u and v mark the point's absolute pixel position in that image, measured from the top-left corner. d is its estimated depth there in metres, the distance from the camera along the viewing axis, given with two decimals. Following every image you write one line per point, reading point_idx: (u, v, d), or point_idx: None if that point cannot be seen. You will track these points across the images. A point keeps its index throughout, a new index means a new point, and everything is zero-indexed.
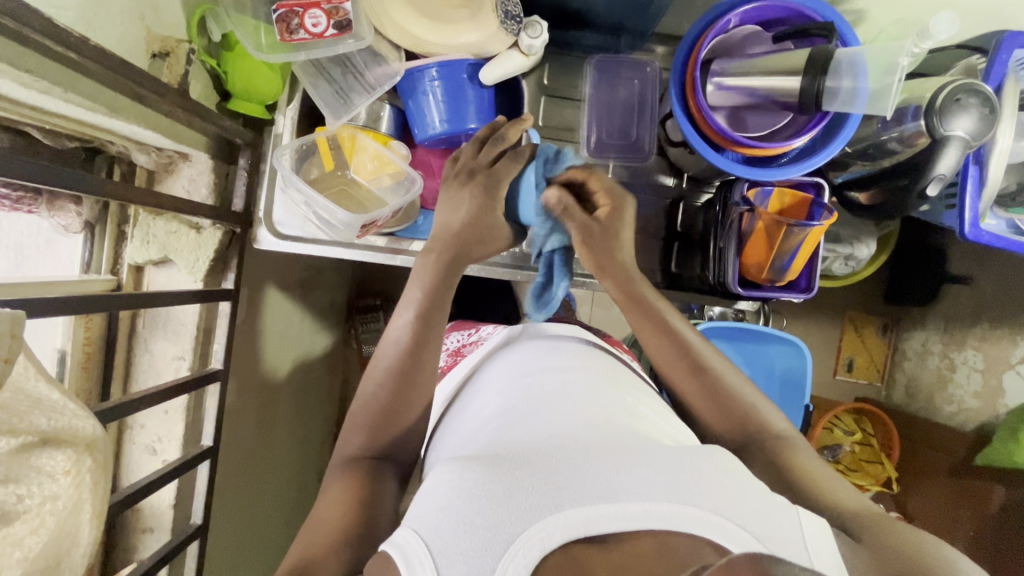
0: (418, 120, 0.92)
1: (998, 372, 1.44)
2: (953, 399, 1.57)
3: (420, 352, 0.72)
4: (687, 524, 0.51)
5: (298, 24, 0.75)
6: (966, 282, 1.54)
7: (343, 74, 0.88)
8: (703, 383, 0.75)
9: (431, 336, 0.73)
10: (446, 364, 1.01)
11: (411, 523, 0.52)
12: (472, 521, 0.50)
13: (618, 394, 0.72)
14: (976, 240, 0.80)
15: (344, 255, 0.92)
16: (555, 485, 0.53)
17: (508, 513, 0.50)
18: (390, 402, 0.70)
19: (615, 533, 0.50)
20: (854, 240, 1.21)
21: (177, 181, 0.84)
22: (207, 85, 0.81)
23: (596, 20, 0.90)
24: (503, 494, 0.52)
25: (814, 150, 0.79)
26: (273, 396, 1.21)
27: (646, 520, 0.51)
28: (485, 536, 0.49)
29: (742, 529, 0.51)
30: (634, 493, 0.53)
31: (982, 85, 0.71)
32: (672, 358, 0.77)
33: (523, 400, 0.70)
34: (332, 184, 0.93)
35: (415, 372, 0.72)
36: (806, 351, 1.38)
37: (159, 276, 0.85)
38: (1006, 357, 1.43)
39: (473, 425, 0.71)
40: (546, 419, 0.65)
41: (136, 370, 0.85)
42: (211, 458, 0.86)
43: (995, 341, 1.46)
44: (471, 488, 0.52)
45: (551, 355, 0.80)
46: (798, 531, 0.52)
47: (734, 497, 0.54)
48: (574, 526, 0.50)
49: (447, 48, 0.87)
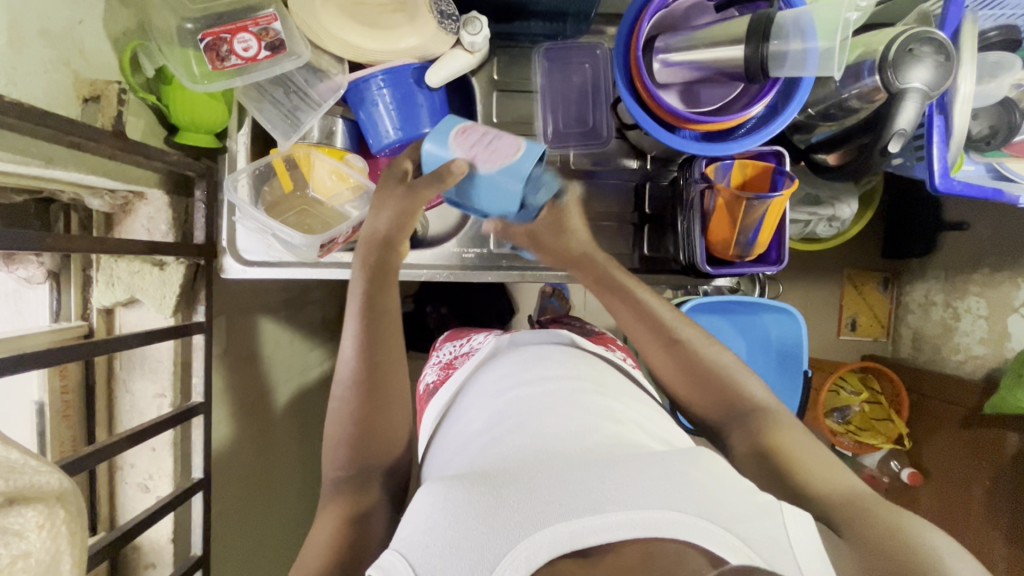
0: (371, 130, 0.90)
1: (1002, 317, 1.41)
2: (959, 348, 1.54)
3: (375, 367, 0.71)
4: (673, 531, 0.50)
5: (228, 50, 0.75)
6: (963, 228, 1.49)
7: (288, 95, 0.87)
8: (693, 373, 0.75)
9: (381, 342, 0.72)
10: (438, 377, 0.98)
11: (398, 547, 0.51)
12: (459, 542, 0.49)
13: (603, 401, 0.71)
14: (948, 190, 0.78)
15: (313, 274, 0.91)
16: (541, 501, 0.52)
17: (494, 533, 0.50)
18: (357, 417, 0.69)
19: (601, 544, 0.50)
20: (835, 201, 1.18)
21: (136, 221, 0.84)
22: (151, 121, 0.80)
23: (540, 8, 0.88)
24: (489, 514, 0.51)
25: (772, 117, 0.76)
26: (268, 419, 1.21)
27: (632, 530, 0.50)
28: (471, 556, 0.49)
29: (727, 532, 0.50)
30: (618, 503, 0.52)
31: (933, 33, 0.69)
32: (654, 343, 0.78)
33: (510, 413, 0.70)
34: (292, 205, 0.92)
35: (374, 382, 0.70)
36: (800, 317, 1.36)
37: (129, 316, 0.85)
38: (1009, 301, 1.40)
39: (461, 443, 0.70)
40: (534, 432, 0.65)
41: (120, 412, 0.86)
42: (203, 490, 0.87)
43: (996, 286, 1.43)
44: (457, 508, 0.52)
45: (537, 365, 0.79)
46: (782, 531, 0.52)
47: (719, 500, 0.54)
48: (560, 541, 0.49)
49: (389, 56, 0.85)
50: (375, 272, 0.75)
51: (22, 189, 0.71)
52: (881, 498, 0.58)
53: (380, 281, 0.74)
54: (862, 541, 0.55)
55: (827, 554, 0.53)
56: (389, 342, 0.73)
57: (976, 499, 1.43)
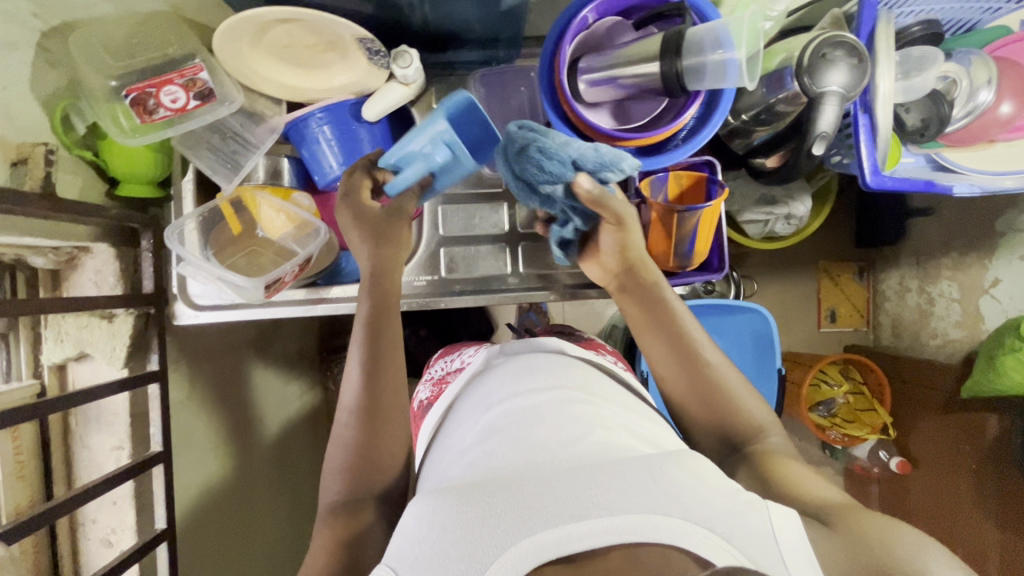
0: (315, 167, 0.90)
1: (974, 300, 1.43)
2: (937, 332, 1.54)
3: (378, 391, 0.70)
4: (658, 533, 0.50)
5: (156, 103, 0.75)
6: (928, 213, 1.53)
7: (225, 140, 0.87)
8: (696, 382, 0.71)
9: (384, 382, 0.70)
10: (432, 394, 0.99)
11: (390, 562, 0.52)
12: (447, 553, 0.50)
13: (594, 408, 0.69)
14: (880, 187, 0.79)
15: (267, 314, 0.92)
16: (528, 507, 0.52)
17: (480, 543, 0.50)
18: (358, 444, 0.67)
19: (588, 550, 0.49)
20: (789, 199, 1.18)
21: (83, 275, 0.85)
22: (91, 177, 0.82)
23: (471, 35, 0.89)
24: (476, 524, 0.51)
25: (699, 128, 0.78)
26: (243, 459, 1.21)
27: (618, 534, 0.50)
28: (458, 566, 0.49)
29: (711, 532, 0.50)
30: (604, 508, 0.51)
31: (845, 36, 0.70)
32: (657, 339, 0.75)
33: (501, 421, 0.69)
34: (241, 246, 0.92)
35: (376, 410, 0.69)
36: (771, 316, 1.36)
37: (82, 371, 0.85)
38: (979, 283, 1.42)
39: (454, 454, 0.70)
40: (523, 440, 0.64)
41: (79, 467, 0.86)
42: (168, 540, 0.87)
43: (966, 268, 1.45)
44: (445, 520, 0.52)
45: (527, 373, 0.78)
46: (769, 529, 0.51)
47: (705, 501, 0.53)
48: (547, 548, 0.49)
49: (325, 93, 0.87)
50: (375, 314, 0.73)
51: None
52: (830, 507, 0.57)
53: (381, 320, 0.73)
54: (818, 540, 0.53)
55: (817, 556, 0.51)
56: (394, 371, 0.71)
57: (964, 485, 1.43)
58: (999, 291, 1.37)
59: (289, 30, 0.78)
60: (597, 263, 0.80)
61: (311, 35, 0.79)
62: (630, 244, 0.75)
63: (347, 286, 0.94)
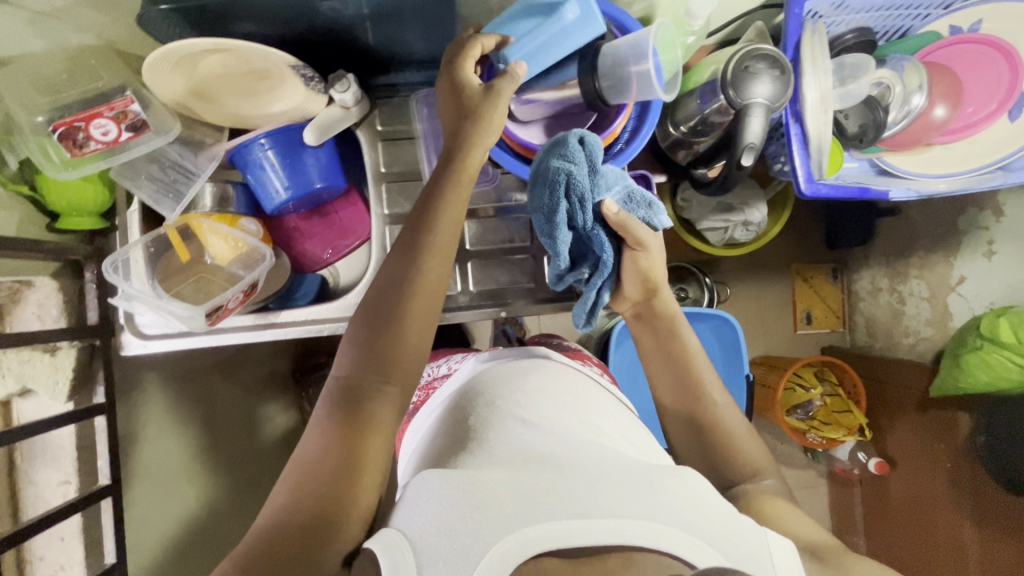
0: (262, 192, 0.91)
1: (942, 297, 1.44)
2: (909, 331, 1.55)
3: (408, 323, 0.64)
4: (657, 540, 0.53)
5: (85, 137, 0.75)
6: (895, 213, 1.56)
7: (164, 169, 0.86)
8: (694, 413, 0.76)
9: (400, 316, 0.64)
10: (417, 400, 0.91)
11: (399, 532, 0.55)
12: (456, 531, 0.53)
13: (596, 422, 0.72)
14: (815, 195, 0.79)
15: (217, 341, 0.91)
16: (533, 501, 0.55)
17: (488, 526, 0.53)
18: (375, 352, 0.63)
19: (587, 545, 0.53)
20: (744, 206, 1.20)
21: (25, 309, 0.85)
22: (29, 212, 0.81)
23: (411, 57, 0.90)
24: (481, 508, 0.55)
25: (631, 141, 0.78)
26: (209, 486, 1.19)
27: (616, 535, 0.53)
28: (463, 543, 0.52)
29: (708, 544, 0.54)
30: (605, 510, 0.55)
31: (765, 49, 0.71)
32: (657, 361, 0.80)
33: (500, 414, 0.72)
34: (189, 274, 0.92)
35: (396, 333, 0.63)
36: (737, 322, 1.36)
37: (27, 407, 0.84)
38: (947, 281, 1.42)
39: (453, 442, 0.72)
40: (527, 441, 0.66)
41: (25, 503, 0.85)
42: (119, 573, 0.85)
43: (932, 267, 1.46)
44: (454, 501, 0.56)
45: (526, 368, 0.80)
46: (761, 550, 0.55)
47: (703, 516, 0.57)
48: (547, 538, 0.53)
49: (264, 119, 0.86)
50: (408, 231, 0.65)
51: None
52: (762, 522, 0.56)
53: (410, 240, 0.65)
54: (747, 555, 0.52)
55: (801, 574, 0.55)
56: (412, 309, 0.64)
57: (943, 484, 1.42)
58: (965, 288, 1.37)
59: (220, 59, 0.78)
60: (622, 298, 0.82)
61: (244, 65, 0.79)
62: (651, 272, 0.77)
63: (297, 310, 0.94)
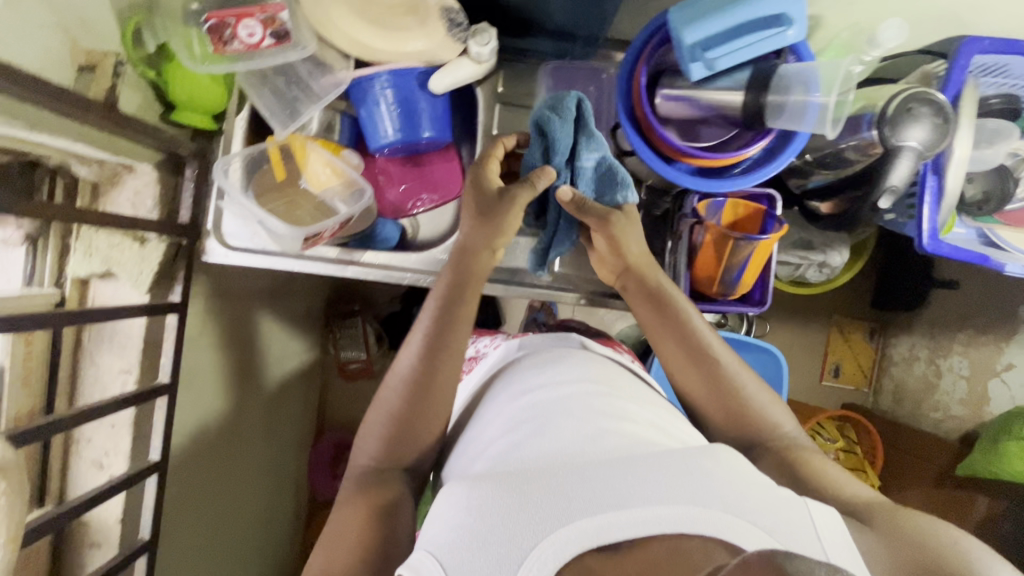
0: (370, 129, 0.91)
1: (983, 380, 1.41)
2: (939, 406, 1.53)
3: (437, 373, 0.71)
4: (699, 525, 0.50)
5: (232, 35, 0.75)
6: (952, 285, 1.50)
7: (289, 85, 0.85)
8: (709, 378, 0.74)
9: (444, 354, 0.72)
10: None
11: (427, 546, 0.52)
12: (485, 538, 0.50)
13: (620, 402, 0.70)
14: (936, 252, 0.78)
15: (296, 267, 0.91)
16: (565, 497, 0.52)
17: (520, 530, 0.50)
18: (400, 413, 0.70)
19: (629, 540, 0.49)
20: (827, 247, 1.18)
21: (121, 194, 0.82)
22: (148, 96, 0.80)
23: (550, 26, 0.88)
24: (515, 511, 0.51)
25: (766, 161, 0.76)
26: (242, 406, 1.20)
27: (659, 524, 0.50)
28: (498, 553, 0.49)
29: (753, 525, 0.50)
30: (642, 500, 0.52)
31: (934, 94, 0.69)
32: (664, 332, 0.76)
33: (527, 414, 0.68)
34: (283, 194, 0.93)
35: (431, 385, 0.71)
36: (784, 361, 1.34)
37: (105, 289, 0.83)
38: (993, 364, 1.40)
39: (482, 443, 0.69)
40: (553, 434, 0.63)
41: (84, 385, 0.84)
42: (159, 473, 0.87)
43: (981, 347, 1.43)
44: (482, 505, 0.52)
45: (556, 366, 0.77)
46: (809, 523, 0.53)
47: (743, 494, 0.53)
48: (586, 535, 0.49)
49: (395, 56, 0.85)
50: (455, 285, 0.76)
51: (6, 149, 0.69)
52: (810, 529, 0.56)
53: (457, 292, 0.76)
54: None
55: (857, 550, 0.53)
56: (455, 351, 0.73)
57: None
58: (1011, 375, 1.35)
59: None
60: (602, 264, 0.83)
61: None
62: (623, 245, 0.78)
63: (380, 253, 0.93)
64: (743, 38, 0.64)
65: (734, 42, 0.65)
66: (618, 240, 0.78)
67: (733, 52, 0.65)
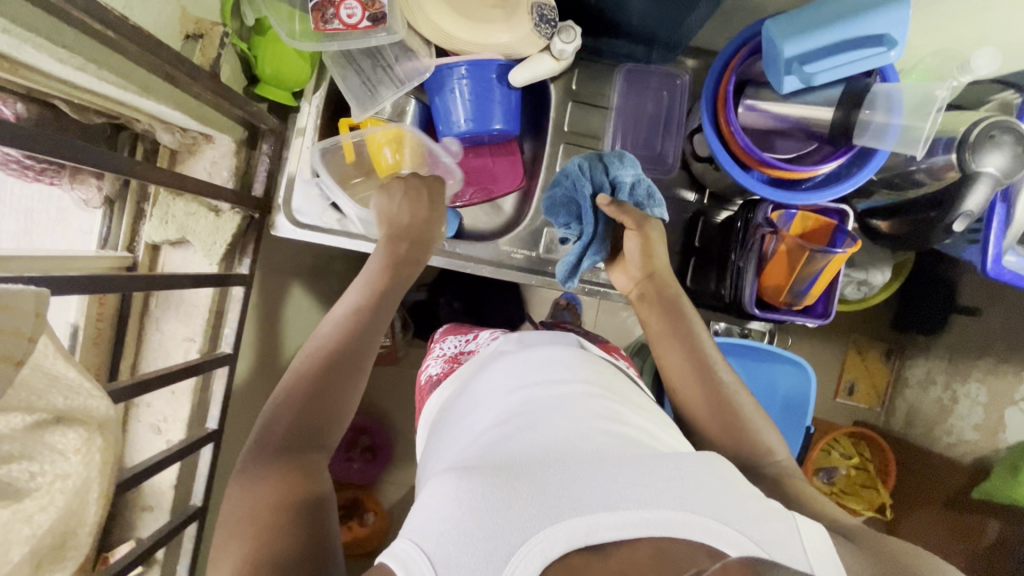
0: (444, 117, 0.92)
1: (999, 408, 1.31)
2: (952, 430, 1.44)
3: (358, 336, 0.67)
4: (687, 531, 0.49)
5: (333, 14, 0.76)
6: (975, 313, 1.40)
7: (372, 67, 0.88)
8: (706, 387, 0.74)
9: (377, 313, 0.70)
10: (441, 370, 0.93)
11: (410, 535, 0.49)
12: (473, 532, 0.47)
13: (613, 404, 0.69)
14: (998, 276, 0.80)
15: (360, 247, 0.91)
16: (555, 496, 0.51)
17: (509, 525, 0.48)
18: (320, 380, 0.62)
19: (615, 541, 0.49)
20: (869, 266, 1.18)
21: (198, 163, 0.84)
22: (236, 68, 0.81)
23: (629, 29, 0.89)
24: (504, 505, 0.49)
25: (842, 177, 0.77)
26: (277, 382, 1.20)
27: (644, 527, 0.49)
28: (485, 547, 0.46)
29: (739, 532, 0.50)
30: (632, 502, 0.51)
31: (1015, 123, 0.71)
32: (671, 338, 0.78)
33: (517, 408, 0.67)
34: (352, 175, 0.94)
35: (352, 352, 0.65)
36: (811, 372, 1.23)
37: (175, 257, 0.84)
38: (1009, 392, 1.29)
39: (469, 435, 0.68)
40: (545, 429, 0.62)
41: (147, 349, 0.85)
42: (215, 442, 0.87)
43: (1001, 376, 1.32)
44: (471, 499, 0.49)
45: (546, 362, 0.76)
46: (795, 534, 0.52)
47: (733, 503, 0.53)
48: (576, 535, 0.48)
49: (479, 47, 0.86)
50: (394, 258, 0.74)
51: (101, 111, 0.70)
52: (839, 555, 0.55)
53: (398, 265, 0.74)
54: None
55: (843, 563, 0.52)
56: (380, 323, 0.69)
57: None
58: None
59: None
60: (624, 272, 0.85)
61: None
62: (651, 248, 0.81)
63: (445, 241, 0.94)
64: (846, 55, 0.66)
65: (835, 57, 0.66)
66: (649, 242, 0.80)
67: (833, 67, 0.67)
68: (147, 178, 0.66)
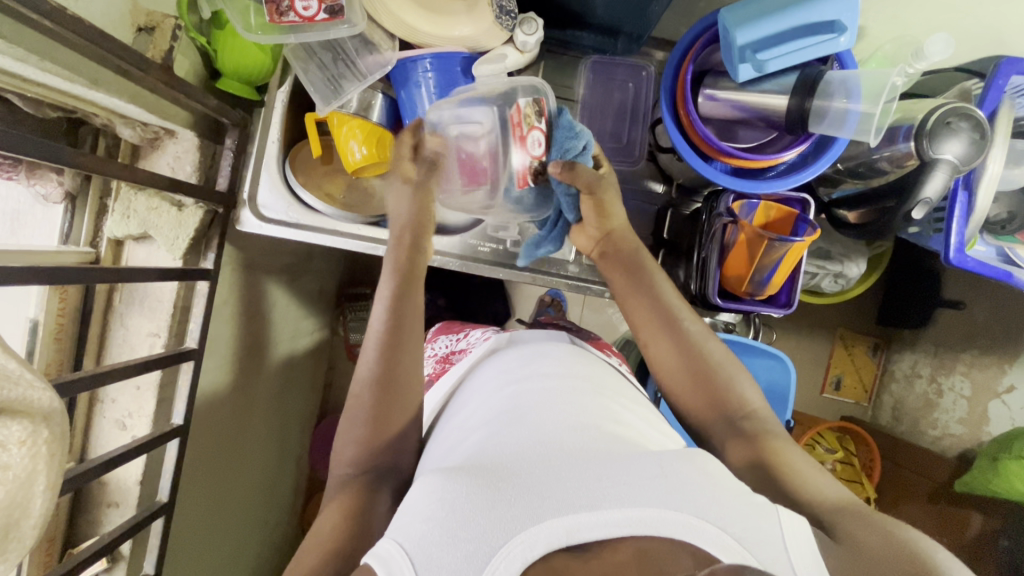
0: (409, 111, 0.91)
1: (983, 401, 1.29)
2: (937, 424, 1.40)
3: (395, 363, 0.71)
4: (668, 528, 0.49)
5: (288, 6, 0.76)
6: (958, 306, 1.36)
7: (335, 61, 0.89)
8: (696, 373, 0.72)
9: (407, 333, 0.73)
10: (433, 373, 0.97)
11: (396, 536, 0.50)
12: (456, 534, 0.48)
13: (605, 401, 0.69)
14: (960, 265, 0.79)
15: (327, 242, 0.91)
16: (537, 497, 0.51)
17: (490, 526, 0.48)
18: (374, 411, 0.69)
19: (597, 541, 0.48)
20: (845, 258, 1.14)
21: (162, 157, 0.83)
22: (196, 60, 0.82)
23: (593, 20, 0.89)
24: (485, 508, 0.50)
25: (804, 165, 0.77)
26: (255, 379, 1.20)
27: (627, 525, 0.49)
28: (467, 548, 0.47)
29: (724, 533, 0.48)
30: (615, 500, 0.51)
31: (973, 110, 0.71)
32: (657, 328, 0.75)
33: (512, 407, 0.67)
34: (320, 172, 0.94)
35: (391, 382, 0.70)
36: (792, 368, 1.12)
37: (139, 252, 0.84)
38: (993, 385, 1.27)
39: (458, 435, 0.67)
40: (537, 428, 0.62)
41: (111, 345, 0.85)
42: (179, 437, 0.87)
43: (983, 368, 1.30)
44: (455, 501, 0.50)
45: (541, 361, 0.76)
46: (777, 534, 0.49)
47: (716, 500, 0.51)
48: (555, 535, 0.48)
49: (440, 40, 0.86)
50: (405, 274, 0.78)
51: (57, 106, 0.70)
52: (832, 519, 0.55)
53: (409, 280, 0.77)
54: (857, 548, 0.51)
55: (828, 567, 0.48)
56: (410, 344, 0.73)
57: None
58: (1014, 398, 1.22)
59: None
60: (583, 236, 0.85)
61: None
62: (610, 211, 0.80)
63: None
64: (795, 41, 0.68)
65: (787, 44, 0.68)
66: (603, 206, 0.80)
67: (788, 48, 0.68)
68: (112, 173, 0.67)
